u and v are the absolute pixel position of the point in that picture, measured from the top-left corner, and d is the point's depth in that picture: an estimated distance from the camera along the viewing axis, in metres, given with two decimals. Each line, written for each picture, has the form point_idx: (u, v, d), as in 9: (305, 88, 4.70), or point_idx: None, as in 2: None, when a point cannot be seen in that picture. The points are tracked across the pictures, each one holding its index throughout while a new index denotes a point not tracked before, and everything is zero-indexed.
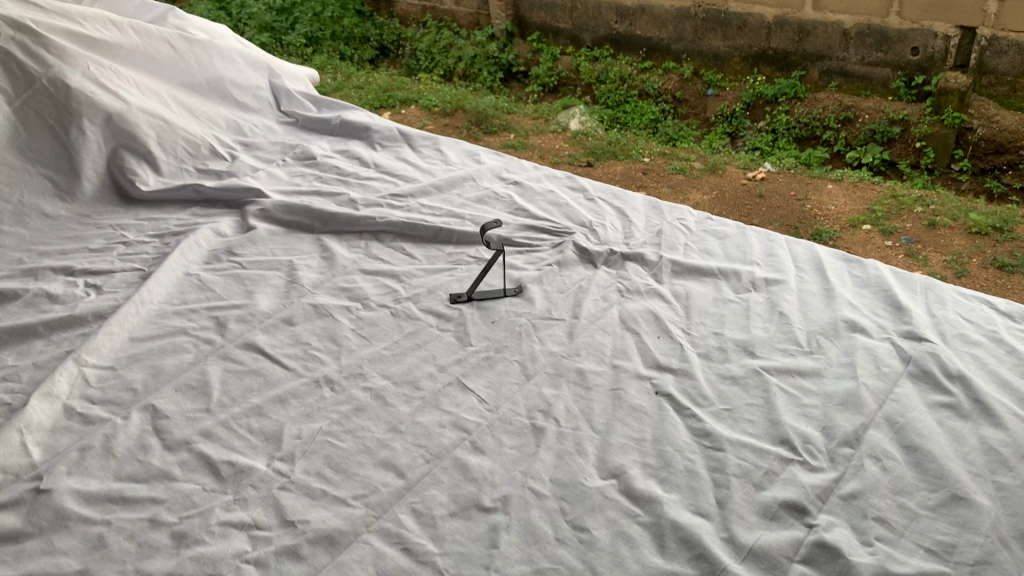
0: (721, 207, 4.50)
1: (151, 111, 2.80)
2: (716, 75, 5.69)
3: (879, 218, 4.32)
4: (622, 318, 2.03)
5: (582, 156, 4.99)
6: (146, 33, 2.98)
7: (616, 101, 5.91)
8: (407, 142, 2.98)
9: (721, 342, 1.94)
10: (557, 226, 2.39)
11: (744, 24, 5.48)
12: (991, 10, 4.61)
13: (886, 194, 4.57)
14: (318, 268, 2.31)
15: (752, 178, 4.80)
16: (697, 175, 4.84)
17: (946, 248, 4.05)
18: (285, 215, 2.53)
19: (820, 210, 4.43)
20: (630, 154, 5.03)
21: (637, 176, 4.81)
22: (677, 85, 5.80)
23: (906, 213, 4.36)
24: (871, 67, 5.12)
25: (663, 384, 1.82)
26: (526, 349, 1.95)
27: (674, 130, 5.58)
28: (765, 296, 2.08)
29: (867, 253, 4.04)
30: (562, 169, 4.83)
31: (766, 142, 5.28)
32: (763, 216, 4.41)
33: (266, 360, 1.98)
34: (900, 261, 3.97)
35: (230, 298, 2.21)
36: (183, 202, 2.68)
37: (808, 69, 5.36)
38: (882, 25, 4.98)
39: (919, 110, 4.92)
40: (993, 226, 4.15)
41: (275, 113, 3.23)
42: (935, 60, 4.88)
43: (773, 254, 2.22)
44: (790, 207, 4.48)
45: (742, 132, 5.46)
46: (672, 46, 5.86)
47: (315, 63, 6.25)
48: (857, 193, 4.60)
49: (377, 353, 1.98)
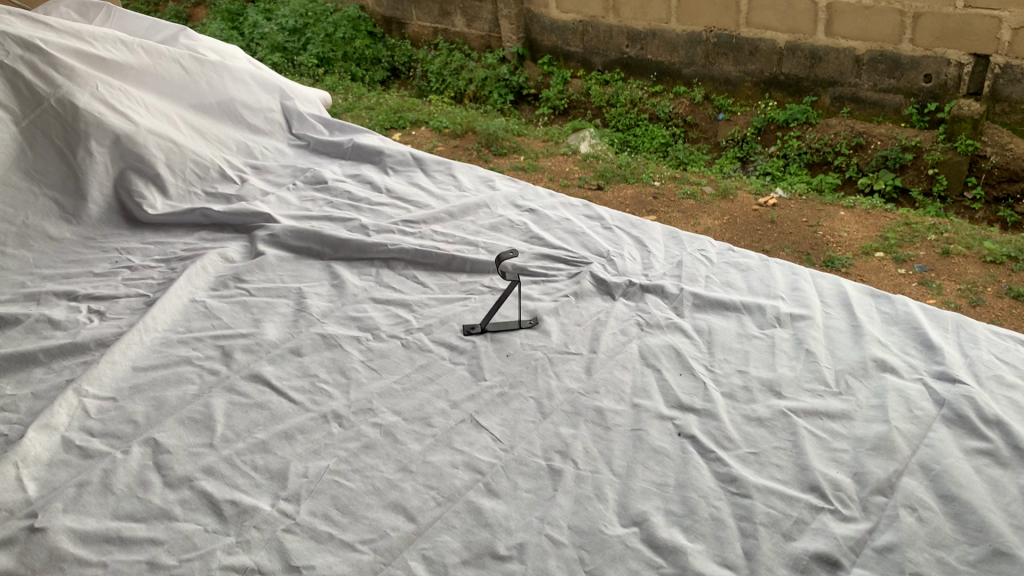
0: (732, 232, 4.43)
1: (160, 132, 2.75)
2: (727, 100, 5.66)
3: (892, 245, 4.24)
4: (642, 354, 1.95)
5: (592, 179, 4.93)
6: (157, 52, 2.93)
7: (627, 124, 5.89)
8: (420, 167, 2.92)
9: (745, 381, 1.86)
10: (574, 256, 2.32)
11: (755, 50, 5.42)
12: (1005, 38, 4.53)
13: (899, 222, 4.50)
14: (328, 295, 2.25)
15: (764, 203, 4.72)
16: (708, 200, 4.77)
17: (960, 277, 3.97)
18: (294, 241, 2.47)
19: (833, 237, 4.36)
20: (641, 178, 4.97)
21: (647, 201, 4.74)
22: (687, 109, 5.77)
23: (920, 241, 4.28)
24: (883, 94, 5.07)
25: (686, 425, 1.74)
26: (542, 385, 1.88)
27: (684, 154, 5.53)
28: (791, 332, 2.00)
29: (880, 282, 3.97)
30: (572, 192, 4.77)
31: (777, 168, 5.22)
32: (774, 242, 4.34)
33: (272, 393, 1.91)
34: (913, 290, 3.89)
35: (236, 326, 2.14)
36: (190, 226, 2.62)
37: (820, 95, 5.31)
38: (894, 51, 4.91)
39: (931, 137, 4.89)
40: (1008, 255, 4.07)
41: (286, 136, 3.18)
42: (948, 88, 4.82)
43: (798, 288, 2.14)
44: (802, 233, 4.41)
45: (753, 157, 5.40)
46: (683, 70, 5.81)
47: (326, 83, 6.24)
48: (870, 220, 4.53)
49: (387, 387, 1.90)
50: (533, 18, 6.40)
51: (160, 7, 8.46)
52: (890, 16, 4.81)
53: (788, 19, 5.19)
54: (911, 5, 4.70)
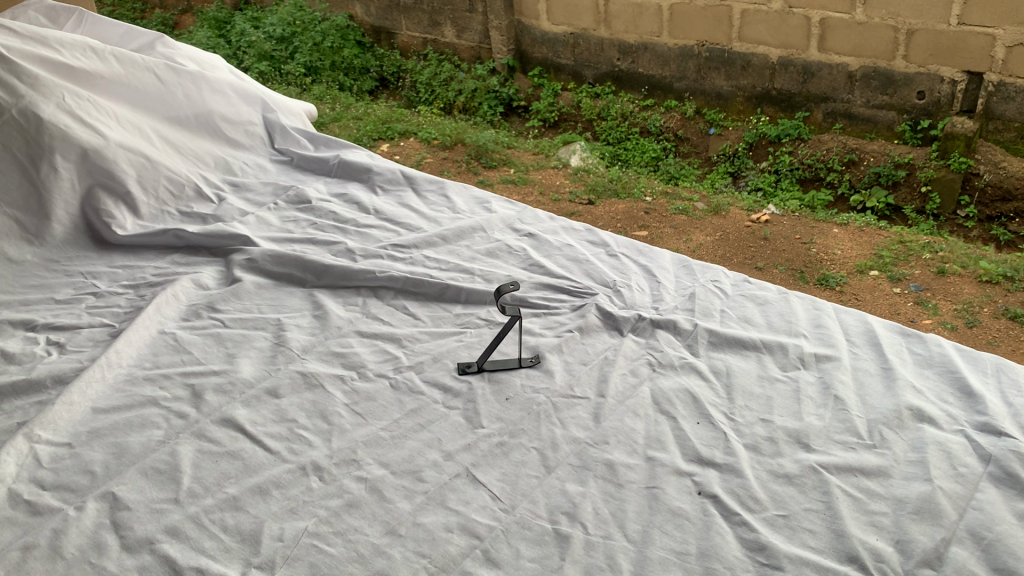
0: (724, 249, 4.28)
1: (131, 146, 2.56)
2: (718, 115, 5.51)
3: (887, 263, 4.10)
4: (655, 399, 1.77)
5: (582, 193, 4.76)
6: (130, 61, 2.74)
7: (617, 138, 5.73)
8: (411, 186, 2.74)
9: (769, 432, 1.69)
10: (578, 286, 2.14)
11: (748, 64, 5.28)
12: (999, 56, 4.39)
13: (893, 240, 4.36)
14: (309, 328, 2.06)
15: (756, 220, 4.58)
16: (700, 216, 4.61)
17: (956, 297, 3.83)
18: (274, 266, 2.28)
19: (826, 255, 4.21)
20: (632, 193, 4.80)
21: (638, 216, 4.58)
22: (679, 124, 5.63)
23: (915, 259, 4.14)
24: (877, 110, 4.93)
25: (707, 483, 1.57)
26: (546, 434, 1.70)
27: (675, 169, 5.37)
28: (816, 376, 1.83)
29: (874, 302, 3.82)
30: (563, 206, 4.60)
31: (768, 183, 5.07)
32: (767, 259, 4.19)
33: (246, 441, 1.72)
34: (909, 310, 3.75)
35: (208, 362, 1.95)
36: (162, 248, 2.43)
37: (812, 110, 5.18)
38: (888, 68, 4.77)
39: (925, 154, 4.76)
40: (1004, 274, 3.93)
41: (267, 151, 3.00)
42: (941, 105, 4.69)
43: (821, 324, 1.98)
44: (796, 250, 4.26)
45: (744, 172, 5.24)
46: (674, 84, 5.67)
47: (313, 92, 6.06)
48: (864, 237, 4.39)
49: (372, 435, 1.72)
50: (524, 30, 6.25)
51: (147, 14, 8.27)
52: (883, 33, 4.68)
53: (782, 34, 5.05)
54: (905, 21, 4.56)
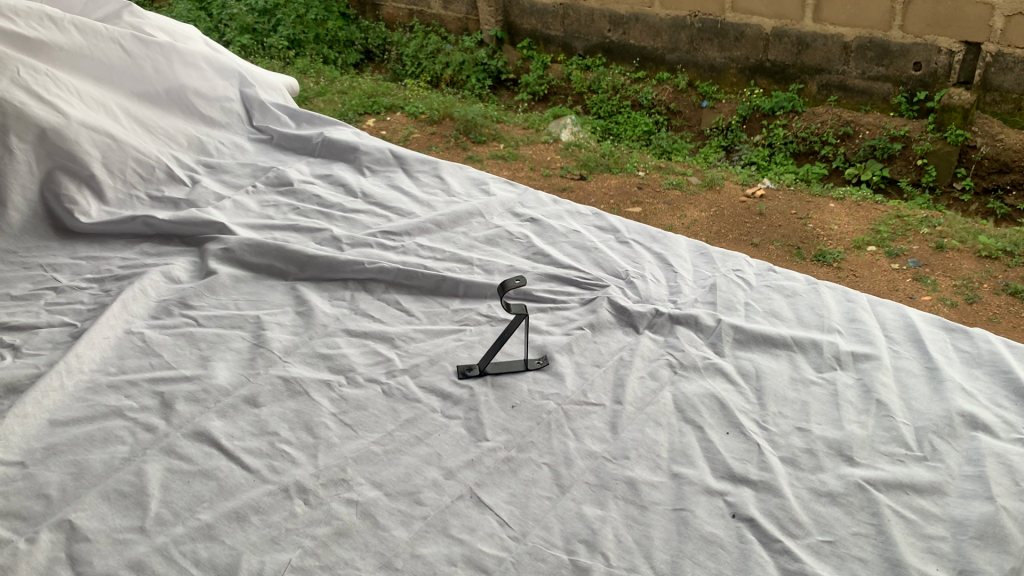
0: (719, 225, 4.10)
1: (95, 125, 2.33)
2: (711, 87, 5.30)
3: (885, 238, 3.94)
4: (678, 405, 1.59)
5: (575, 168, 4.56)
6: (93, 32, 2.50)
7: (608, 111, 5.49)
8: (401, 167, 2.54)
9: (807, 444, 1.51)
10: (586, 277, 1.95)
11: (741, 35, 5.08)
12: (998, 25, 4.23)
13: (890, 214, 4.19)
14: (292, 326, 1.87)
15: (751, 194, 4.40)
16: (694, 191, 4.43)
17: (955, 273, 3.69)
18: (252, 257, 2.08)
19: (823, 230, 4.04)
20: (625, 167, 4.61)
21: (631, 191, 4.38)
22: (671, 96, 5.40)
23: (912, 234, 3.98)
24: (872, 81, 4.74)
25: (742, 505, 1.40)
26: (558, 447, 1.51)
27: (667, 143, 5.15)
28: (854, 377, 1.66)
29: (873, 278, 3.67)
30: (554, 182, 4.40)
31: (762, 158, 4.88)
32: (762, 234, 4.02)
33: (222, 458, 1.53)
34: (908, 286, 3.60)
35: (180, 366, 1.75)
36: (130, 237, 2.22)
37: (806, 82, 4.98)
38: (884, 38, 4.59)
39: (921, 126, 4.57)
40: (1003, 249, 3.79)
41: (245, 129, 2.78)
42: (938, 76, 4.51)
43: (856, 319, 1.80)
44: (792, 225, 4.09)
45: (738, 146, 5.05)
46: (666, 56, 5.45)
47: (296, 66, 5.80)
48: (861, 212, 4.22)
49: (364, 450, 1.53)
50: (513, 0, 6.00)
51: None
52: (879, 2, 4.50)
53: (776, 3, 4.86)
54: None
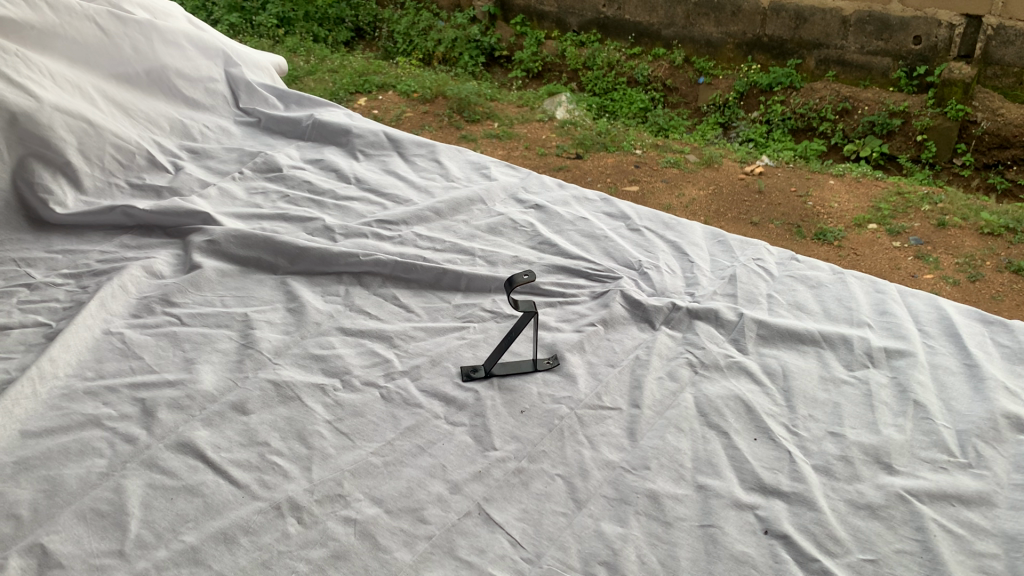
0: (718, 203, 3.97)
1: (70, 110, 2.17)
2: (708, 63, 5.15)
3: (885, 216, 3.83)
4: (700, 409, 1.48)
5: (570, 147, 4.40)
6: (67, 9, 2.32)
7: (604, 89, 5.32)
8: (397, 151, 2.42)
9: (841, 451, 1.40)
10: (596, 269, 1.83)
11: (738, 10, 4.96)
12: None
13: (891, 191, 4.07)
14: (283, 324, 1.74)
15: (750, 171, 4.27)
16: (692, 169, 4.29)
17: (957, 250, 3.58)
18: (238, 249, 1.94)
19: (823, 208, 3.92)
20: (621, 145, 4.46)
21: (629, 169, 4.24)
22: (666, 73, 5.26)
23: (913, 211, 3.87)
24: (871, 56, 4.65)
25: (775, 520, 1.28)
26: (573, 456, 1.40)
27: (664, 120, 5.01)
28: (888, 376, 1.54)
29: (874, 256, 3.56)
30: (550, 161, 4.25)
31: (760, 134, 4.76)
32: (761, 213, 3.89)
33: (208, 472, 1.41)
34: (909, 264, 3.48)
35: (162, 370, 1.63)
36: (110, 228, 2.08)
37: (805, 57, 4.86)
38: (883, 11, 4.52)
39: (921, 101, 4.50)
40: (1006, 226, 3.68)
41: (230, 111, 2.64)
42: (938, 50, 4.45)
43: (887, 311, 1.68)
44: (792, 204, 3.96)
45: (735, 122, 4.94)
46: (662, 31, 5.29)
47: (285, 44, 5.62)
48: (861, 189, 4.10)
49: (362, 462, 1.41)
50: None
51: None
52: None
53: None
54: None
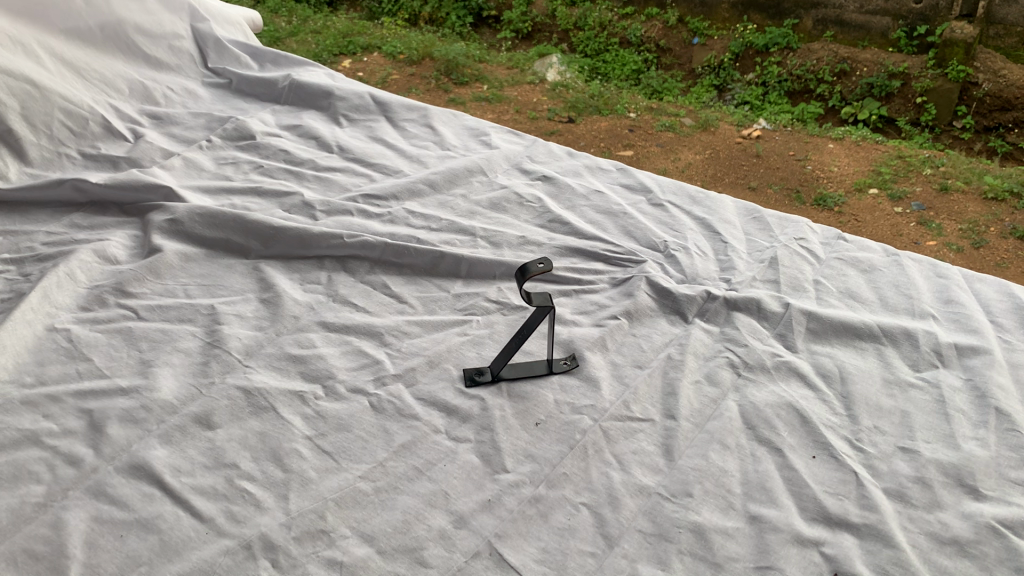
0: (714, 168, 3.73)
1: (11, 70, 1.90)
2: (703, 23, 4.90)
3: (886, 180, 3.60)
4: (747, 420, 1.26)
5: (562, 110, 4.13)
6: None
7: (595, 49, 5.02)
8: (384, 115, 2.17)
9: (916, 471, 1.18)
10: (615, 251, 1.60)
11: None
12: None
13: (891, 155, 3.83)
14: (256, 317, 1.51)
15: (746, 135, 4.02)
16: (688, 133, 4.04)
17: (960, 216, 3.36)
18: (205, 230, 1.70)
19: (822, 171, 3.69)
20: (615, 108, 4.19)
21: (622, 133, 3.98)
22: (660, 33, 4.98)
23: (915, 175, 3.64)
24: (870, 16, 4.42)
25: (849, 560, 1.06)
26: (600, 480, 1.18)
27: (658, 82, 4.72)
28: (961, 378, 1.33)
29: (875, 223, 3.34)
30: (541, 125, 3.99)
31: (755, 96, 4.50)
32: (758, 177, 3.67)
33: (166, 502, 1.17)
34: (911, 230, 3.27)
35: (114, 375, 1.39)
36: (59, 205, 1.82)
37: (801, 17, 4.62)
38: None
39: (921, 62, 4.26)
40: (1011, 190, 3.46)
41: (198, 71, 2.38)
42: (939, 9, 4.21)
43: (952, 300, 1.46)
44: (790, 168, 3.73)
45: (730, 84, 4.66)
46: None
47: (266, 4, 5.31)
48: (860, 151, 3.86)
49: (349, 488, 1.18)
50: None
51: None
52: None
53: None
54: None
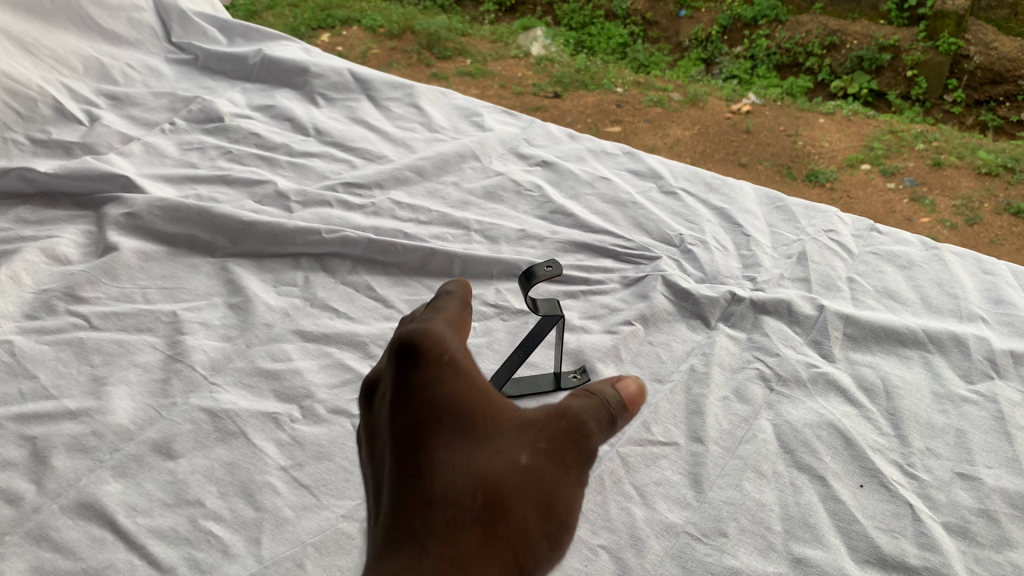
0: (705, 144, 3.57)
1: None
2: None
3: (878, 155, 3.43)
4: (784, 442, 1.11)
5: (548, 85, 3.94)
6: None
7: (580, 23, 4.79)
8: (366, 94, 1.99)
9: (979, 502, 1.04)
10: (626, 247, 1.45)
11: None
12: None
13: (883, 130, 3.66)
14: (225, 326, 1.34)
15: (737, 109, 3.85)
16: (677, 107, 3.85)
17: (953, 191, 3.21)
18: (166, 225, 1.52)
19: (813, 147, 3.52)
20: (602, 83, 3.99)
21: (611, 109, 3.79)
22: (646, 6, 4.81)
23: (907, 151, 3.46)
24: None
25: None
26: (619, 517, 1.03)
27: (645, 56, 4.54)
28: (1020, 390, 1.18)
29: (867, 200, 3.18)
30: (527, 101, 3.79)
31: (744, 69, 4.33)
32: (749, 153, 3.50)
33: (118, 547, 1.01)
34: (904, 207, 3.12)
35: (62, 395, 1.21)
36: (4, 196, 1.63)
37: None
38: None
39: (911, 36, 4.10)
40: (1004, 165, 3.30)
41: (161, 47, 2.18)
42: None
43: (1003, 300, 1.32)
44: (780, 144, 3.57)
45: (718, 58, 4.49)
46: None
47: None
48: (851, 126, 3.69)
49: (329, 531, 1.03)
50: None
51: None
52: None
53: None
54: None
